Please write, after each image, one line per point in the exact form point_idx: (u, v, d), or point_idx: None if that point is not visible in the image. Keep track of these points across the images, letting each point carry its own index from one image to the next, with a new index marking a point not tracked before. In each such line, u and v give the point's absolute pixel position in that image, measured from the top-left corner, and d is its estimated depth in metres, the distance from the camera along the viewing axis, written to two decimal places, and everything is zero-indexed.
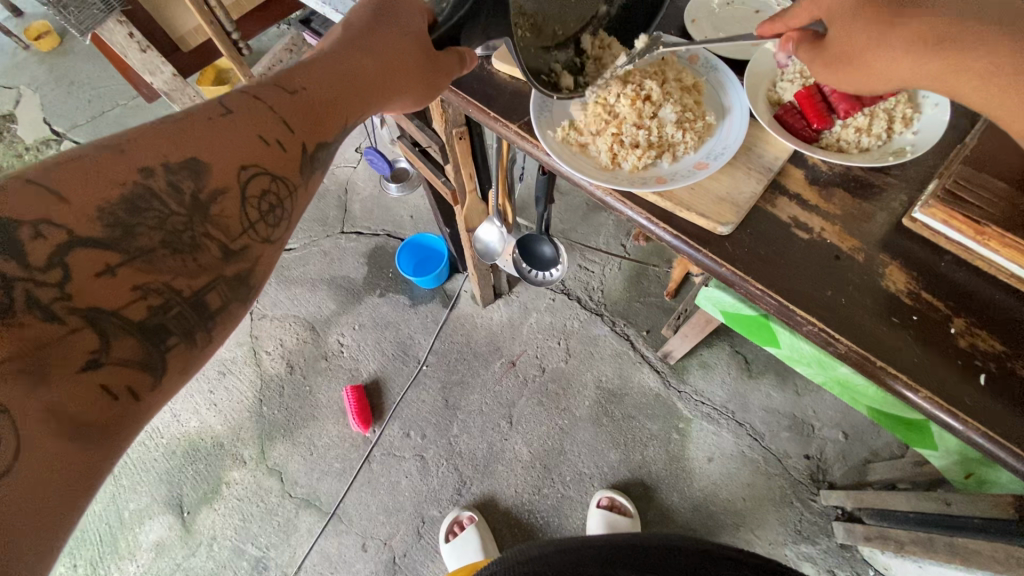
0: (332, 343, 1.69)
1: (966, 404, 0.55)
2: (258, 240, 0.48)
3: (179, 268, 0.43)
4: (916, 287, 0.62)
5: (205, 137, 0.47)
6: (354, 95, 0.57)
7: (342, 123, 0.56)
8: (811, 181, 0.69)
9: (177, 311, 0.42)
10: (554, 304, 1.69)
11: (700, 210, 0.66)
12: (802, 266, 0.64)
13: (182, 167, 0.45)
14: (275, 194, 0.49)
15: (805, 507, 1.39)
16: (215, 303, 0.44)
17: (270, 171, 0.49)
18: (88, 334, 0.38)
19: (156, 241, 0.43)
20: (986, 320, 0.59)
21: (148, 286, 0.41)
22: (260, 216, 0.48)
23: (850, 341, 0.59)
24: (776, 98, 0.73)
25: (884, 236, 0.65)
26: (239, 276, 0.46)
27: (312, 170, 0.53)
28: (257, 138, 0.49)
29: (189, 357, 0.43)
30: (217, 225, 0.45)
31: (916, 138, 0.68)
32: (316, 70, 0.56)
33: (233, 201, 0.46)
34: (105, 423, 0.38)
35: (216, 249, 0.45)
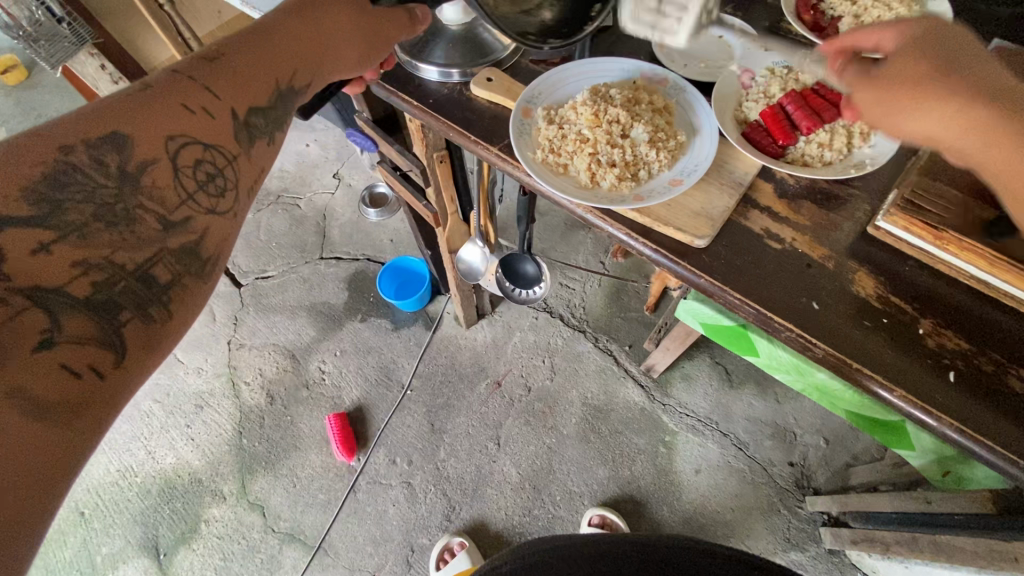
0: (314, 370, 1.66)
1: (938, 401, 0.58)
2: (201, 211, 0.49)
3: (118, 242, 0.44)
4: (884, 290, 0.65)
5: (132, 113, 0.49)
6: (284, 64, 0.60)
7: (272, 85, 0.59)
8: (779, 195, 0.72)
9: (123, 285, 0.43)
10: (537, 322, 1.70)
11: (677, 224, 0.69)
12: (776, 274, 0.67)
13: (108, 142, 0.47)
14: (211, 163, 0.51)
15: (792, 514, 1.41)
16: (164, 276, 0.45)
17: (200, 141, 0.51)
18: (34, 312, 0.39)
19: (88, 215, 0.44)
20: (951, 320, 0.63)
21: (86, 261, 0.43)
22: (198, 186, 0.50)
23: (827, 345, 0.62)
24: (742, 117, 0.77)
25: (851, 244, 0.68)
26: (184, 249, 0.47)
27: (249, 137, 0.56)
28: (181, 107, 0.51)
29: (147, 332, 0.43)
30: (153, 198, 0.47)
31: (873, 152, 0.72)
32: (246, 44, 0.58)
33: (164, 171, 0.48)
34: (74, 402, 0.39)
35: (155, 222, 0.47)
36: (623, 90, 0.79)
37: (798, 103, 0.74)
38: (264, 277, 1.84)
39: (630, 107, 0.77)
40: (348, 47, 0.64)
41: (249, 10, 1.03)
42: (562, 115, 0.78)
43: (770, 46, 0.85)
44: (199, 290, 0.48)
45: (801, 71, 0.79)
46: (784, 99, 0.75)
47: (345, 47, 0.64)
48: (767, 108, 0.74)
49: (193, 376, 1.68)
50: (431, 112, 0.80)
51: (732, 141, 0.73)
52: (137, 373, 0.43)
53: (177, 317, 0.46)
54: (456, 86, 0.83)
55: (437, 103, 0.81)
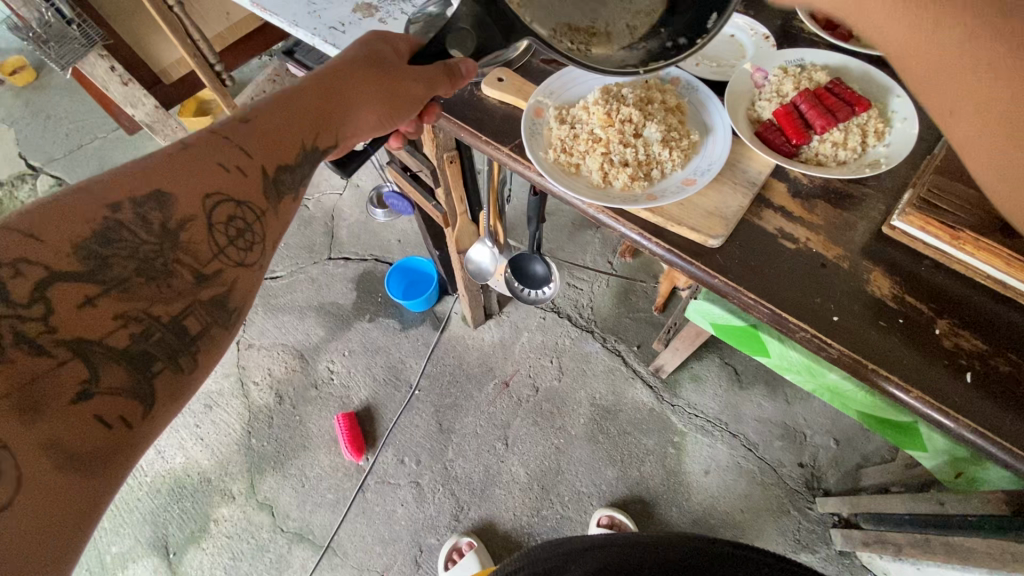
0: (322, 370, 1.66)
1: (956, 402, 0.57)
2: (230, 263, 0.50)
3: (156, 295, 0.45)
4: (900, 291, 0.64)
5: (174, 172, 0.50)
6: (311, 124, 0.61)
7: (298, 145, 0.60)
8: (793, 194, 0.72)
9: (159, 338, 0.44)
10: (545, 322, 1.70)
11: (691, 224, 0.68)
12: (790, 274, 0.66)
13: (148, 199, 0.47)
14: (242, 219, 0.52)
15: (802, 515, 1.40)
16: (195, 327, 0.46)
17: (233, 198, 0.52)
18: (76, 366, 0.40)
19: (131, 269, 0.45)
20: (968, 321, 0.62)
21: (128, 314, 0.43)
22: (228, 240, 0.50)
23: (842, 345, 0.61)
24: (755, 116, 0.76)
25: (866, 244, 0.68)
26: (215, 299, 0.48)
27: (277, 192, 0.56)
28: (216, 164, 0.52)
29: (177, 384, 0.44)
30: (188, 252, 0.48)
31: (888, 150, 0.71)
32: (277, 108, 0.60)
33: (199, 227, 0.49)
34: (101, 453, 0.39)
35: (189, 275, 0.47)
36: (635, 89, 0.79)
37: (812, 102, 0.74)
38: (272, 278, 1.84)
39: (643, 108, 0.77)
40: (371, 106, 0.64)
41: (259, 10, 1.02)
42: (574, 114, 0.78)
43: (782, 44, 0.85)
44: (223, 341, 0.48)
45: (814, 70, 0.79)
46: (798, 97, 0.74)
47: (371, 102, 0.64)
48: (781, 107, 0.74)
49: None
50: (443, 113, 0.80)
51: (746, 139, 0.73)
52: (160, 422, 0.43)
53: (203, 370, 0.46)
54: (467, 86, 0.82)
55: (448, 103, 0.81)
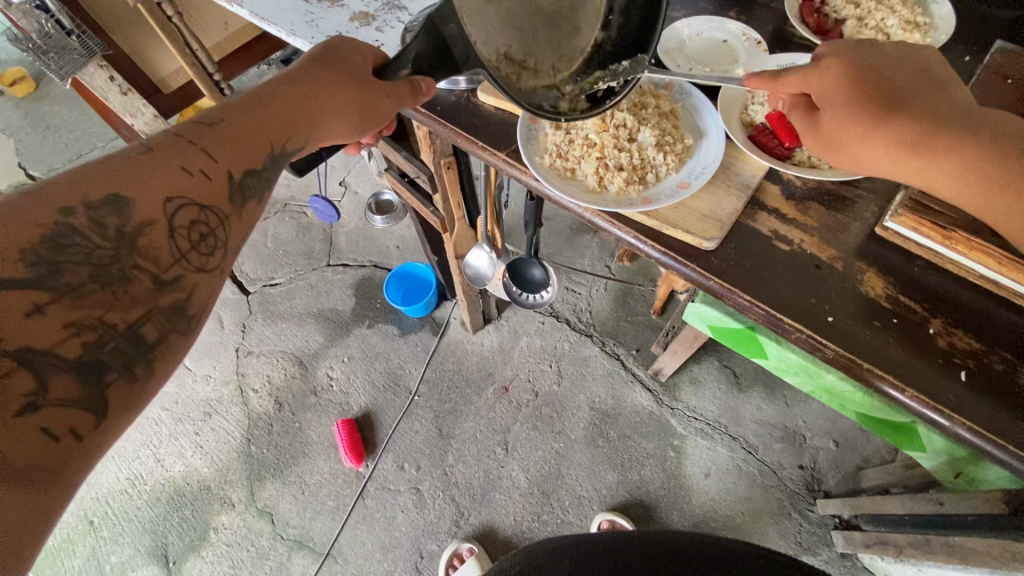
0: (321, 377, 1.66)
1: (950, 401, 0.58)
2: (191, 269, 0.52)
3: (110, 302, 0.46)
4: (893, 291, 0.65)
5: (131, 175, 0.51)
6: (278, 129, 0.62)
7: (265, 149, 0.61)
8: (787, 197, 0.72)
9: (112, 346, 0.45)
10: (544, 327, 1.70)
11: (685, 227, 0.69)
12: (784, 275, 0.67)
13: (105, 205, 0.48)
14: (205, 224, 0.54)
15: (803, 518, 1.40)
16: (151, 335, 0.48)
17: (196, 203, 0.53)
18: (23, 376, 0.41)
19: (84, 275, 0.46)
20: (961, 320, 0.63)
21: (80, 322, 0.44)
22: (191, 247, 0.52)
23: (836, 345, 0.62)
24: (749, 120, 0.77)
25: (859, 245, 0.68)
26: (173, 306, 0.50)
27: (242, 197, 0.58)
28: (179, 169, 0.54)
29: (129, 391, 0.46)
30: (146, 257, 0.49)
31: None
32: (243, 111, 0.61)
33: (160, 233, 0.50)
34: (51, 467, 0.40)
35: (148, 282, 0.49)
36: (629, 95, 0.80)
37: None
38: (270, 285, 1.85)
39: (637, 113, 0.78)
40: (341, 112, 0.65)
41: (256, 19, 1.04)
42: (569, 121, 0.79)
43: (774, 49, 0.86)
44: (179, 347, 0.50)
45: None
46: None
47: (340, 108, 0.65)
48: (774, 111, 0.74)
49: (202, 384, 1.68)
50: (440, 119, 0.81)
51: (741, 143, 0.73)
52: (111, 433, 0.45)
53: (156, 376, 0.48)
54: (463, 93, 0.84)
55: (444, 110, 0.82)
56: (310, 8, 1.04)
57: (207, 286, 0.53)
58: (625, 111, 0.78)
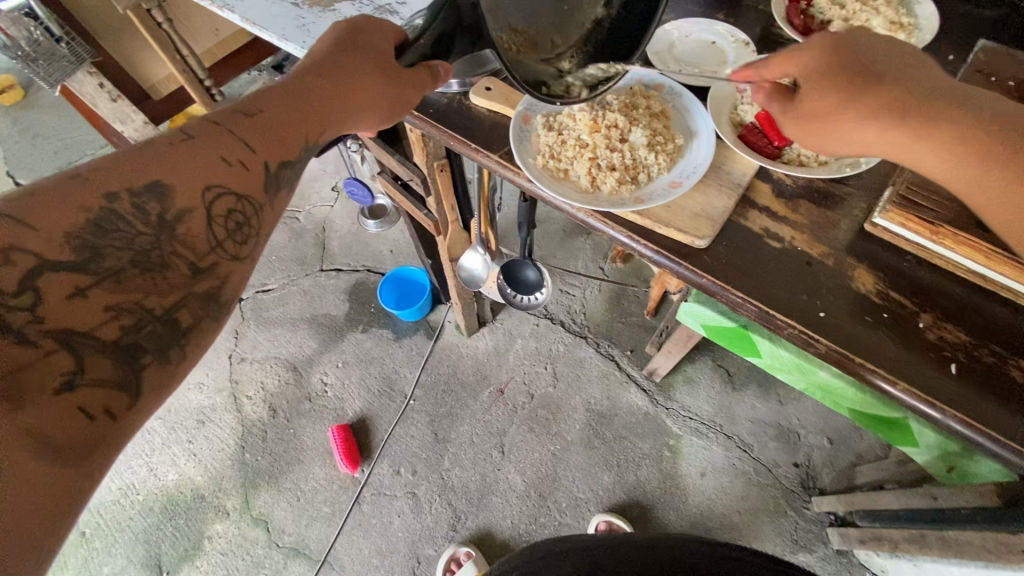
0: (315, 383, 1.65)
1: (941, 394, 0.58)
2: (227, 258, 0.51)
3: (149, 287, 0.46)
4: (883, 286, 0.66)
5: (173, 162, 0.51)
6: (311, 120, 0.61)
7: (302, 141, 0.61)
8: (777, 195, 0.73)
9: (150, 329, 0.45)
10: (538, 329, 1.71)
11: (678, 225, 0.70)
12: (776, 272, 0.68)
13: (145, 190, 0.48)
14: (241, 213, 0.53)
15: (799, 516, 1.40)
16: (186, 320, 0.47)
17: (234, 192, 0.53)
18: (63, 355, 0.41)
19: (125, 261, 0.46)
20: (950, 314, 0.63)
21: (120, 306, 0.44)
22: (227, 235, 0.51)
23: (829, 340, 0.62)
24: (738, 119, 0.78)
25: (849, 241, 0.69)
26: (209, 293, 0.49)
27: (277, 188, 0.57)
28: (218, 158, 0.53)
29: (164, 375, 0.46)
30: (185, 245, 0.49)
31: None
32: (278, 100, 0.60)
33: (198, 220, 0.50)
34: (84, 443, 0.40)
35: (185, 268, 0.48)
36: (619, 97, 0.81)
37: None
38: (263, 291, 1.84)
39: (628, 114, 0.79)
40: (372, 104, 0.65)
41: (248, 25, 1.04)
42: (561, 122, 0.80)
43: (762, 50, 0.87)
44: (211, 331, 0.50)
45: None
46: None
47: (372, 100, 0.65)
48: (763, 111, 0.75)
49: (195, 392, 1.67)
50: (432, 122, 0.81)
51: (731, 142, 0.74)
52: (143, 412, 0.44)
53: (189, 358, 0.48)
54: (456, 96, 0.84)
55: (437, 113, 0.82)
56: (301, 13, 1.04)
57: (242, 272, 0.52)
58: (617, 112, 0.79)
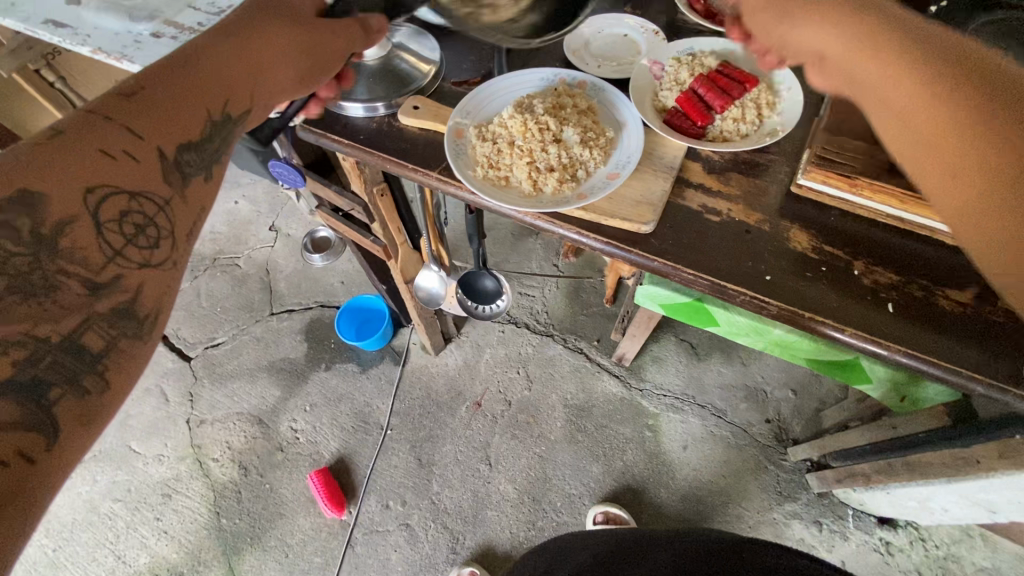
0: (285, 431, 1.59)
1: (885, 332, 0.63)
2: (131, 267, 0.46)
3: (38, 312, 0.41)
4: (817, 241, 0.70)
5: (40, 165, 0.44)
6: (218, 90, 0.56)
7: (204, 114, 0.55)
8: (708, 171, 0.77)
9: (49, 361, 0.40)
10: (505, 335, 1.71)
11: (622, 215, 0.72)
12: (718, 244, 0.71)
13: (12, 201, 0.42)
14: (139, 213, 0.48)
15: (779, 468, 1.46)
16: (95, 344, 0.43)
17: (123, 190, 0.47)
18: None
19: (1, 287, 0.40)
20: (879, 258, 0.68)
21: (3, 339, 0.39)
22: (127, 241, 0.46)
23: (778, 301, 0.66)
24: (660, 106, 0.81)
25: (780, 205, 0.73)
26: (116, 310, 0.44)
27: (181, 176, 0.52)
28: (98, 151, 0.47)
29: (84, 408, 0.41)
30: (71, 261, 0.43)
31: (782, 120, 0.78)
32: (163, 76, 0.53)
33: (85, 230, 0.45)
34: (1, 501, 0.36)
35: (80, 288, 0.43)
36: (548, 98, 0.82)
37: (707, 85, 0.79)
38: (213, 346, 1.75)
39: (557, 113, 0.80)
40: (287, 58, 0.61)
41: None
42: (493, 131, 0.79)
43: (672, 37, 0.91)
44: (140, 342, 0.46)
45: (704, 55, 0.85)
46: (695, 84, 0.79)
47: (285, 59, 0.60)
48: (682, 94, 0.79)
49: (155, 465, 1.56)
50: (365, 148, 0.80)
51: (657, 130, 0.78)
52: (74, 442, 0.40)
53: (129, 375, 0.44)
54: (383, 119, 0.83)
55: (368, 139, 0.81)
56: None
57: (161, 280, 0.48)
58: (549, 111, 0.80)
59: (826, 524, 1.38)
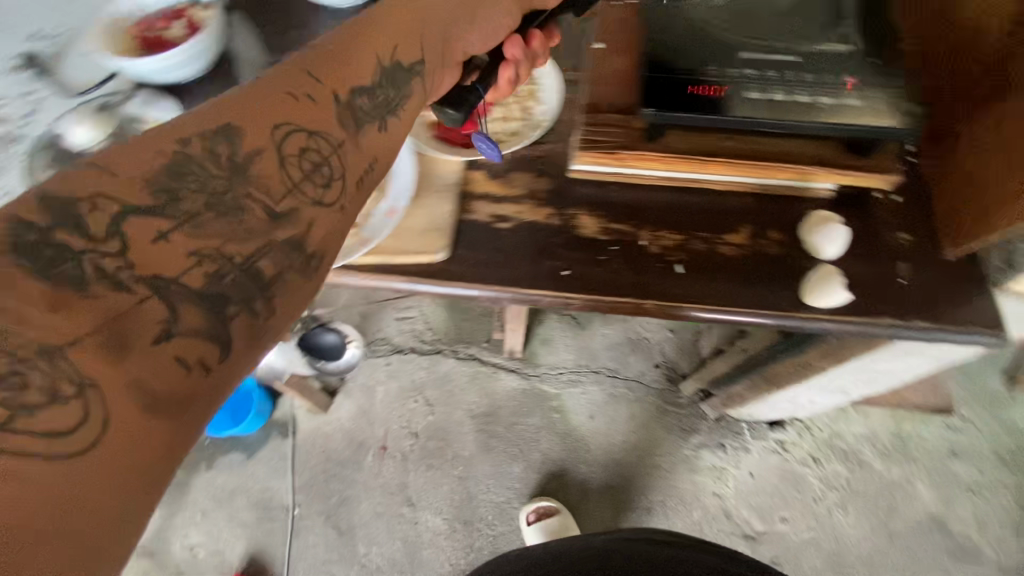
0: (180, 552, 1.42)
1: (681, 296, 0.64)
2: (310, 203, 0.45)
3: (229, 232, 0.41)
4: (605, 221, 0.70)
5: (229, 107, 0.45)
6: (387, 40, 0.55)
7: (374, 61, 0.53)
8: (490, 177, 0.74)
9: (232, 279, 0.40)
10: (393, 366, 1.62)
11: (411, 250, 0.67)
12: (515, 252, 0.69)
13: (217, 134, 0.43)
14: (316, 150, 0.47)
15: (677, 406, 1.54)
16: (269, 271, 0.42)
17: (305, 127, 0.47)
18: (156, 303, 0.37)
19: (200, 204, 0.41)
20: (662, 222, 0.69)
21: (204, 252, 0.40)
22: (304, 176, 0.45)
23: (581, 294, 0.65)
24: (426, 120, 0.76)
25: (565, 194, 0.73)
26: (292, 241, 0.44)
27: (355, 122, 0.50)
28: (285, 92, 0.47)
29: (250, 331, 0.40)
30: (260, 187, 0.44)
31: (546, 107, 0.77)
32: (353, 30, 0.54)
33: (270, 161, 0.45)
34: (182, 397, 0.36)
35: (262, 214, 0.43)
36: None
37: None
38: None
39: None
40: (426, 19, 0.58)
41: None
42: None
43: None
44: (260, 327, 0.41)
45: None
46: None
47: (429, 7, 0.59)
48: None
49: None
50: None
51: (425, 150, 0.73)
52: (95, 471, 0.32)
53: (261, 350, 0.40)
54: None
55: None
56: None
57: (282, 236, 0.43)
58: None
59: (729, 444, 1.48)
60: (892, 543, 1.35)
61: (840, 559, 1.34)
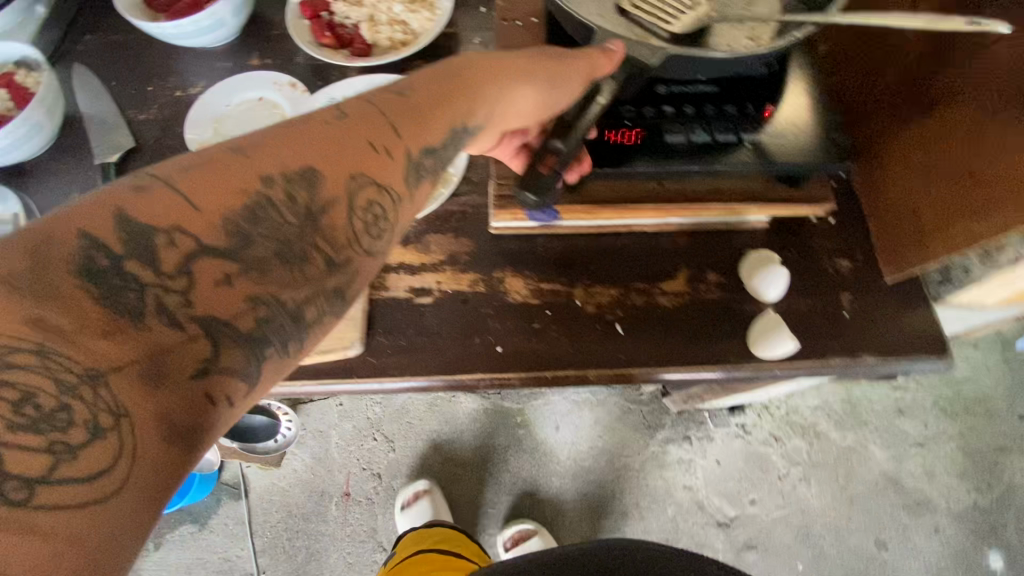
0: None
1: (624, 360, 0.59)
2: (360, 254, 0.41)
3: (285, 278, 0.37)
4: (534, 282, 0.64)
5: (317, 145, 0.41)
6: (459, 98, 0.49)
7: (446, 124, 0.48)
8: (403, 243, 0.66)
9: (274, 319, 0.36)
10: (344, 406, 1.53)
11: (319, 347, 0.59)
12: (440, 330, 0.61)
13: (296, 172, 0.39)
14: (381, 205, 0.42)
15: (640, 404, 1.53)
16: (310, 315, 0.38)
17: (377, 180, 0.42)
18: (198, 342, 0.33)
19: (268, 249, 0.37)
20: (596, 276, 0.64)
21: (257, 295, 0.36)
22: (367, 230, 0.41)
23: (517, 371, 0.59)
24: None
25: (488, 254, 0.66)
26: (339, 291, 0.39)
27: (418, 179, 0.46)
28: (364, 142, 0.42)
29: (283, 366, 0.37)
30: (324, 237, 0.39)
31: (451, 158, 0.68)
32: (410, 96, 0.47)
33: (340, 211, 0.40)
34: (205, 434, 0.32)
35: (320, 264, 0.39)
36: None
37: None
38: None
39: None
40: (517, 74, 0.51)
41: None
42: None
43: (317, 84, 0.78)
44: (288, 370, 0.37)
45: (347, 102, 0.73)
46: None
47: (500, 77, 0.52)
48: None
49: None
50: None
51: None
52: (130, 513, 0.28)
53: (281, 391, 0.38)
54: None
55: None
56: None
57: (331, 285, 0.39)
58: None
59: (694, 435, 1.48)
60: (852, 507, 1.41)
61: (808, 531, 1.39)
